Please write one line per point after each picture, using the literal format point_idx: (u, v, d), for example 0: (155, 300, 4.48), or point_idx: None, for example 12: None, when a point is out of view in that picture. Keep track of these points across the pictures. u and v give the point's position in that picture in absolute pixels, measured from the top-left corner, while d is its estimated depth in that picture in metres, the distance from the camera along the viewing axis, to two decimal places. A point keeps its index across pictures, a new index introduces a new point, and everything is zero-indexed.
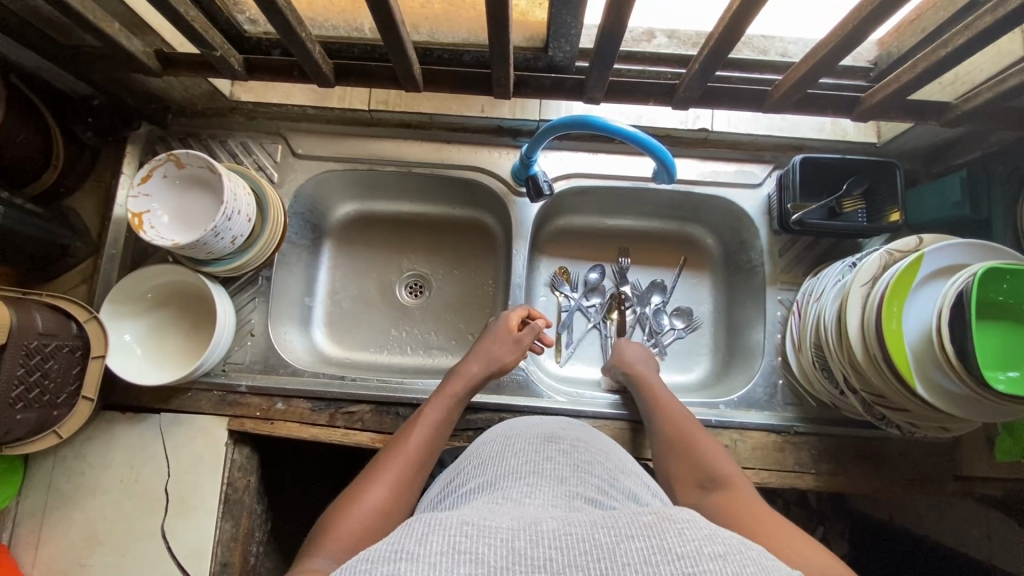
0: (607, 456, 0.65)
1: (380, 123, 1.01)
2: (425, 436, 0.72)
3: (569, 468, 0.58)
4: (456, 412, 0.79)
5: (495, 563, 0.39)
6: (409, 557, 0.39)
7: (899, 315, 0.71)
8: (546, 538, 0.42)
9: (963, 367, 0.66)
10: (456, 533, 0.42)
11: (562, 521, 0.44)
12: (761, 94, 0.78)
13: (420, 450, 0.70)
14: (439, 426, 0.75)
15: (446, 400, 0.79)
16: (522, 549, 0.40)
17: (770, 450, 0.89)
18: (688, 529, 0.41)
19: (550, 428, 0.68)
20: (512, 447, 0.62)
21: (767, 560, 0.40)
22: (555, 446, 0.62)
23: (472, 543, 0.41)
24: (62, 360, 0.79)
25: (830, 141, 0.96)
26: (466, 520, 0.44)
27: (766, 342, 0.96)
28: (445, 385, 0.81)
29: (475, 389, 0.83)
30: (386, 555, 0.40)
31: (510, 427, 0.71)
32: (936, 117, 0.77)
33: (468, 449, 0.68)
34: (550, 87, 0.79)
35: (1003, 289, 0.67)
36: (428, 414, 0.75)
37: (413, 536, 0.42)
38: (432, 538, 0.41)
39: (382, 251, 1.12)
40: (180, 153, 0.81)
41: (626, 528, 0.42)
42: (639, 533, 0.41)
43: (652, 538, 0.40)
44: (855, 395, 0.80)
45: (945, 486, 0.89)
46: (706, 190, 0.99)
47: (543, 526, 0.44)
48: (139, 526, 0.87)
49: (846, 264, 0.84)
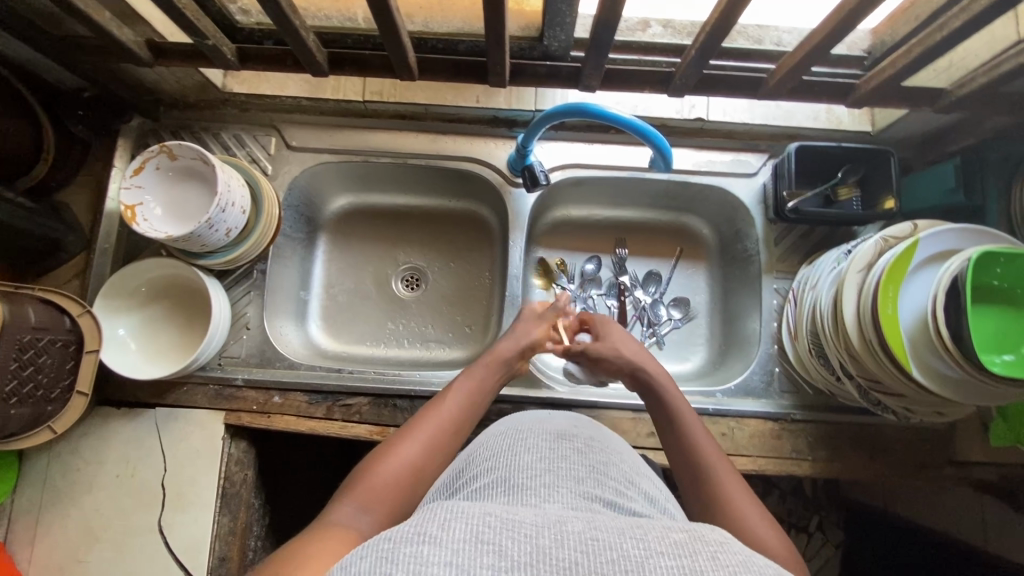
0: (622, 459, 0.64)
1: (375, 114, 1.00)
2: (462, 404, 0.71)
3: (587, 469, 0.57)
4: (493, 386, 0.78)
5: (519, 558, 0.39)
6: (431, 540, 0.40)
7: (894, 300, 0.71)
8: (572, 539, 0.42)
9: (958, 351, 0.66)
10: (479, 523, 0.42)
11: (587, 524, 0.44)
12: (756, 81, 0.78)
13: (454, 416, 0.69)
14: (475, 396, 0.73)
15: (480, 374, 0.77)
16: (547, 548, 0.40)
17: (767, 437, 0.90)
18: (722, 554, 0.41)
19: (562, 424, 0.67)
20: (526, 440, 0.61)
21: None
22: (570, 444, 0.61)
23: (496, 535, 0.41)
24: (55, 354, 0.78)
25: (824, 130, 0.96)
26: (489, 511, 0.44)
27: (762, 330, 0.96)
28: (481, 359, 0.80)
29: (515, 363, 0.82)
30: (410, 536, 0.41)
31: (524, 418, 0.69)
32: (930, 103, 0.78)
33: (494, 432, 0.67)
34: (546, 76, 0.78)
35: (998, 274, 0.67)
36: (463, 384, 0.74)
37: (435, 520, 0.42)
38: (455, 525, 0.42)
39: (378, 244, 1.11)
40: (172, 144, 0.80)
41: (657, 543, 0.42)
42: (671, 551, 0.41)
43: (683, 558, 0.40)
44: (852, 381, 0.81)
45: (940, 471, 0.90)
46: (702, 180, 0.99)
47: (568, 527, 0.44)
48: (136, 522, 0.87)
49: (841, 251, 0.84)
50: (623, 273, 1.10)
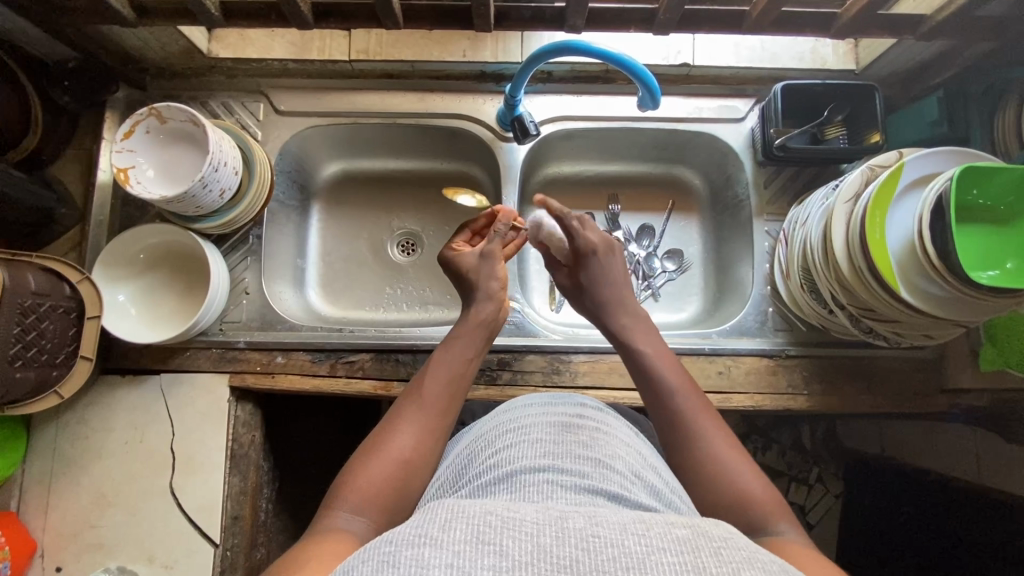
0: (630, 450, 0.63)
1: (362, 75, 1.00)
2: (441, 385, 0.69)
3: (591, 463, 0.57)
4: (473, 355, 0.75)
5: (520, 557, 0.41)
6: (432, 542, 0.42)
7: (882, 224, 0.73)
8: (573, 537, 0.43)
9: (946, 269, 0.68)
10: (480, 523, 0.44)
11: (589, 520, 0.46)
12: (740, 15, 0.78)
13: (439, 397, 0.68)
14: (458, 369, 0.72)
15: (459, 347, 0.74)
16: (547, 546, 0.42)
17: (763, 373, 0.92)
18: (725, 550, 0.43)
19: (568, 411, 0.66)
20: (530, 433, 0.61)
21: None
22: (575, 436, 0.61)
23: (497, 534, 0.43)
24: (57, 320, 0.79)
25: (810, 70, 0.97)
26: (490, 510, 0.46)
27: (755, 273, 0.98)
28: (458, 327, 0.77)
29: (490, 330, 0.79)
30: (410, 537, 0.43)
31: (517, 409, 0.68)
32: (911, 32, 0.79)
33: (491, 425, 0.66)
34: (532, 19, 0.78)
35: (977, 194, 0.68)
36: (440, 358, 0.72)
37: (436, 522, 0.45)
38: (456, 526, 0.44)
39: (372, 210, 1.11)
40: (161, 107, 0.80)
41: (659, 540, 0.44)
42: (672, 548, 0.43)
43: (685, 555, 0.42)
44: (843, 312, 0.82)
45: (932, 399, 0.92)
46: (691, 127, 1.00)
47: (569, 523, 0.45)
48: (147, 485, 0.88)
49: (829, 187, 0.85)
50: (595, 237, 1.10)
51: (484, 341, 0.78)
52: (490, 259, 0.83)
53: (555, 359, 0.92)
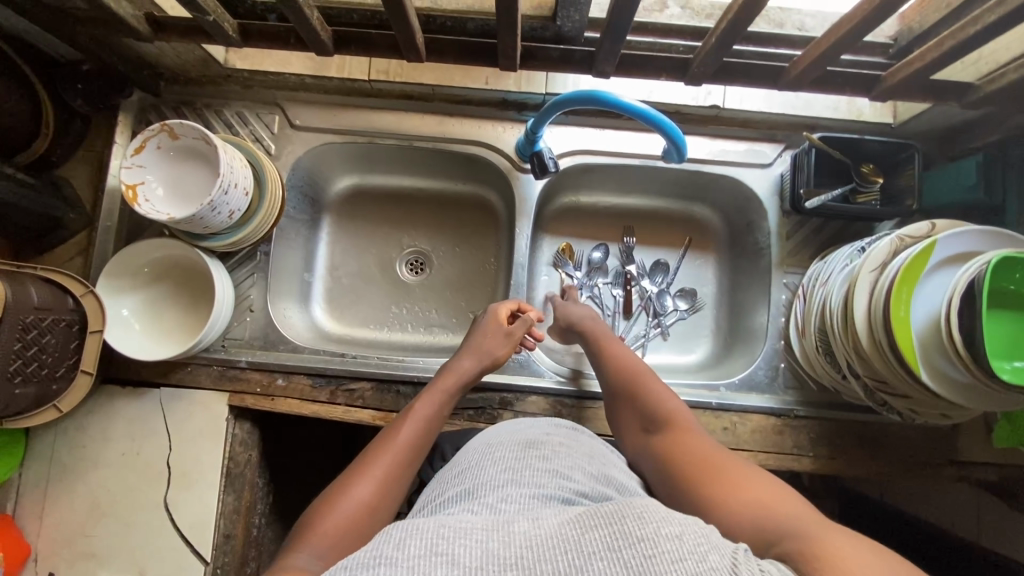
0: (591, 458, 0.63)
1: (380, 94, 0.97)
2: (416, 431, 0.69)
3: (547, 472, 0.56)
4: (447, 408, 0.76)
5: (469, 563, 0.40)
6: (387, 561, 0.40)
7: (907, 302, 0.70)
8: (519, 538, 0.43)
9: (969, 355, 0.65)
10: (433, 536, 0.42)
11: (533, 522, 0.45)
12: (777, 70, 0.74)
13: (408, 443, 0.67)
14: (431, 418, 0.72)
15: (437, 399, 0.75)
16: (495, 550, 0.41)
17: (769, 432, 0.90)
18: (648, 511, 0.43)
19: (534, 432, 0.66)
20: (492, 452, 0.60)
21: (720, 539, 0.42)
22: (536, 451, 0.60)
23: (448, 544, 0.41)
24: (59, 334, 0.78)
25: (844, 120, 0.93)
26: (442, 522, 0.44)
27: (769, 325, 0.95)
28: (437, 378, 0.78)
29: (468, 385, 0.81)
30: (365, 560, 0.40)
31: (493, 432, 0.67)
32: (956, 98, 0.75)
33: (463, 452, 0.65)
34: (560, 60, 0.75)
35: (1014, 279, 0.65)
36: (419, 408, 0.72)
37: (391, 541, 0.42)
38: (410, 542, 0.42)
39: (382, 226, 1.10)
40: (174, 124, 0.78)
41: (591, 519, 0.43)
42: (601, 522, 0.43)
43: (613, 525, 0.42)
44: (857, 380, 0.80)
45: (940, 470, 0.90)
46: (715, 169, 0.96)
47: (516, 527, 0.45)
48: (142, 498, 0.88)
49: (854, 248, 0.83)
50: (608, 267, 1.08)
51: (459, 395, 0.79)
52: (509, 339, 0.86)
53: (557, 402, 0.91)
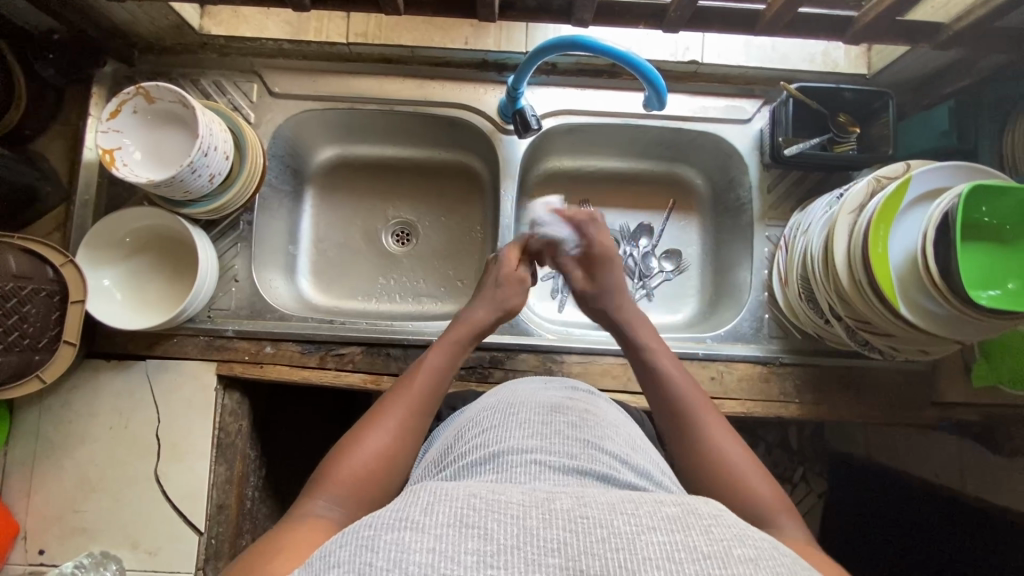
0: (619, 432, 0.62)
1: (360, 58, 0.97)
2: (432, 380, 0.69)
3: (579, 444, 0.55)
4: (462, 355, 0.76)
5: (504, 541, 0.38)
6: (414, 526, 0.39)
7: (884, 238, 0.72)
8: (561, 518, 0.40)
9: (946, 287, 0.67)
10: (464, 505, 0.41)
11: (577, 500, 0.42)
12: (753, 15, 0.75)
13: (422, 394, 0.67)
14: (444, 370, 0.72)
15: (450, 348, 0.74)
16: (534, 529, 0.39)
17: (756, 380, 0.92)
18: (715, 527, 0.40)
19: (558, 395, 0.65)
20: (517, 416, 0.59)
21: (796, 565, 0.39)
22: (563, 417, 0.59)
23: (480, 517, 0.39)
24: (39, 304, 0.77)
25: (819, 73, 0.95)
26: (474, 491, 0.43)
27: (753, 279, 0.97)
28: (453, 327, 0.78)
29: (483, 333, 0.81)
30: (391, 522, 0.39)
31: (513, 393, 0.67)
32: (927, 39, 0.77)
33: (480, 409, 0.65)
34: (537, 10, 0.75)
35: (985, 212, 0.67)
36: (430, 358, 0.72)
37: (419, 505, 0.41)
38: (438, 509, 0.40)
39: (367, 198, 1.09)
40: (149, 86, 0.77)
41: (648, 518, 0.40)
42: (662, 526, 0.39)
43: (674, 534, 0.39)
44: (839, 322, 0.81)
45: (922, 411, 0.92)
46: (696, 126, 0.97)
47: (556, 504, 0.42)
48: (131, 471, 0.87)
49: (833, 195, 0.84)
50: None
51: (474, 343, 0.80)
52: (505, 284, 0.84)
53: (548, 358, 0.91)
